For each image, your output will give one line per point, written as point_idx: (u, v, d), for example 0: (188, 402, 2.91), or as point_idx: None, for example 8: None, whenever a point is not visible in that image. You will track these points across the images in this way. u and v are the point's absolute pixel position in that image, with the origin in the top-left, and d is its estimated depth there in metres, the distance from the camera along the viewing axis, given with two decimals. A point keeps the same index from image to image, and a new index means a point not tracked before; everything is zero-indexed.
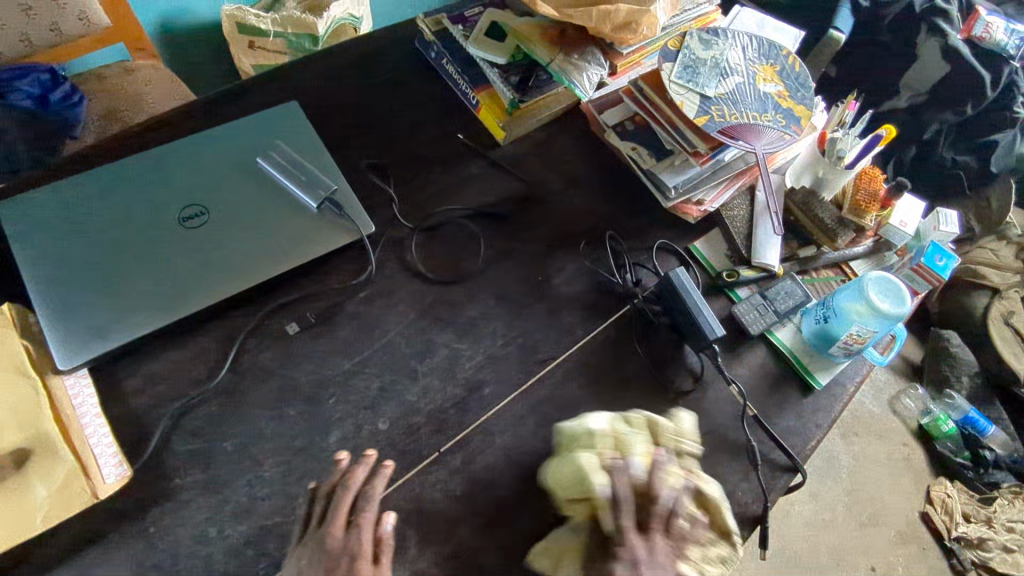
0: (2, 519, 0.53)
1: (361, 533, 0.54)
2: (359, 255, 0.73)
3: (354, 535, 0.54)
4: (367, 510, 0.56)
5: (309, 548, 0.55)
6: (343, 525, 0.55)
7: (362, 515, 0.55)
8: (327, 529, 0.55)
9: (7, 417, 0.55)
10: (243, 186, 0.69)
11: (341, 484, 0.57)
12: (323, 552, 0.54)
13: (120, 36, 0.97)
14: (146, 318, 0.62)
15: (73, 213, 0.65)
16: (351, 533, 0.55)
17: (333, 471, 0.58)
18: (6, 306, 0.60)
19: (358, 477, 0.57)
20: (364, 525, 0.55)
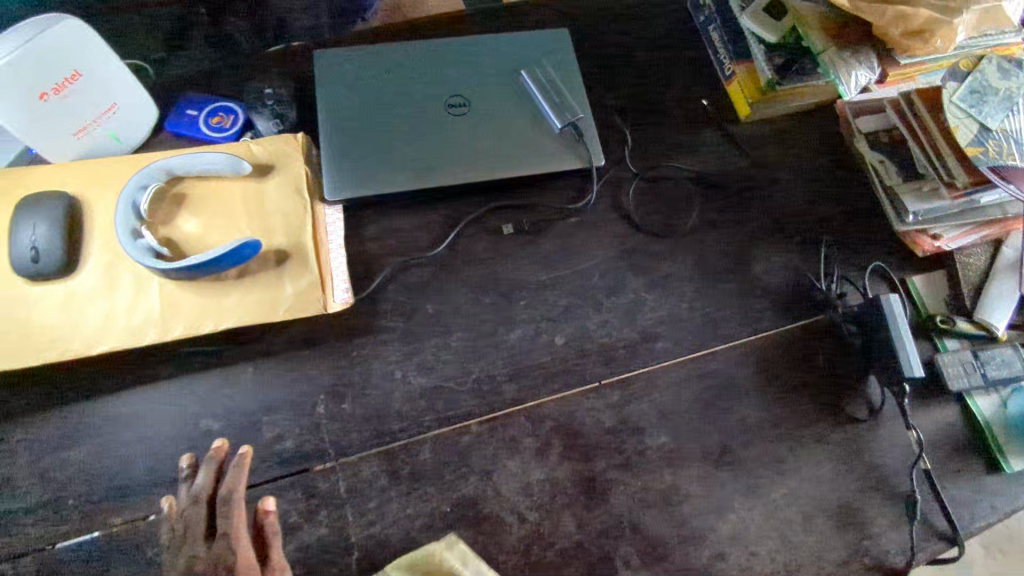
0: (257, 299, 0.63)
1: (235, 541, 0.52)
2: (581, 184, 0.77)
3: (218, 541, 0.52)
4: (233, 512, 0.53)
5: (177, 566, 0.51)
6: (205, 535, 0.53)
7: (228, 523, 0.53)
8: (188, 543, 0.52)
9: (282, 222, 0.66)
10: (502, 94, 0.76)
11: (192, 490, 0.54)
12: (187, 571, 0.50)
13: None
14: (398, 179, 0.71)
15: (365, 74, 0.75)
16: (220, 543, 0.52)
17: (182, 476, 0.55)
18: (301, 134, 0.71)
19: (209, 475, 0.55)
20: (239, 534, 0.53)
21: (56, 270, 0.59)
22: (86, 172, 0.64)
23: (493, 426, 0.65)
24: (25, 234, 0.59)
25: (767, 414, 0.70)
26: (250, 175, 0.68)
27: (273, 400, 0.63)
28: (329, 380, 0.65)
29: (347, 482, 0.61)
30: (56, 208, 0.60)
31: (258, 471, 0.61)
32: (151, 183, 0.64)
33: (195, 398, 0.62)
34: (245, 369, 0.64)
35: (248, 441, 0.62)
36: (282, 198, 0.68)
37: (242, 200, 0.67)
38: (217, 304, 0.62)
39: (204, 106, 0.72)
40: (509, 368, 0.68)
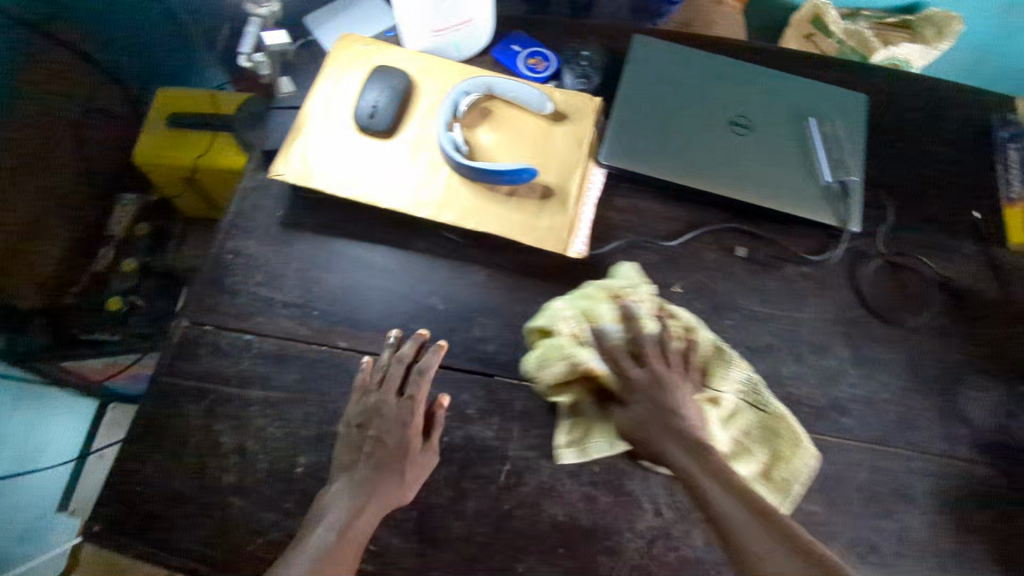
0: (516, 219, 0.70)
1: (413, 407, 0.64)
2: (825, 240, 0.77)
3: (405, 402, 0.64)
4: (421, 384, 0.64)
5: (363, 400, 0.63)
6: (395, 390, 0.64)
7: (417, 389, 0.64)
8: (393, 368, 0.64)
9: (558, 164, 0.73)
10: (787, 131, 0.78)
11: (400, 355, 0.65)
12: (377, 413, 0.63)
13: None
14: (665, 169, 0.75)
15: (670, 68, 0.80)
16: (404, 402, 0.64)
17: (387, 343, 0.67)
18: (598, 100, 0.77)
19: (409, 349, 0.66)
20: (417, 410, 0.64)
21: (381, 131, 0.70)
22: (429, 65, 0.75)
23: None
24: (372, 96, 0.70)
25: (930, 537, 0.67)
26: (547, 116, 0.76)
27: (491, 306, 0.70)
28: (539, 310, 0.71)
29: (522, 403, 0.67)
30: (399, 84, 0.72)
31: (457, 358, 0.68)
32: (473, 92, 0.73)
33: (434, 278, 0.70)
34: (479, 272, 0.71)
35: (460, 331, 0.69)
36: (565, 145, 0.75)
37: (533, 133, 0.74)
38: (484, 209, 0.70)
39: (527, 46, 0.80)
40: None
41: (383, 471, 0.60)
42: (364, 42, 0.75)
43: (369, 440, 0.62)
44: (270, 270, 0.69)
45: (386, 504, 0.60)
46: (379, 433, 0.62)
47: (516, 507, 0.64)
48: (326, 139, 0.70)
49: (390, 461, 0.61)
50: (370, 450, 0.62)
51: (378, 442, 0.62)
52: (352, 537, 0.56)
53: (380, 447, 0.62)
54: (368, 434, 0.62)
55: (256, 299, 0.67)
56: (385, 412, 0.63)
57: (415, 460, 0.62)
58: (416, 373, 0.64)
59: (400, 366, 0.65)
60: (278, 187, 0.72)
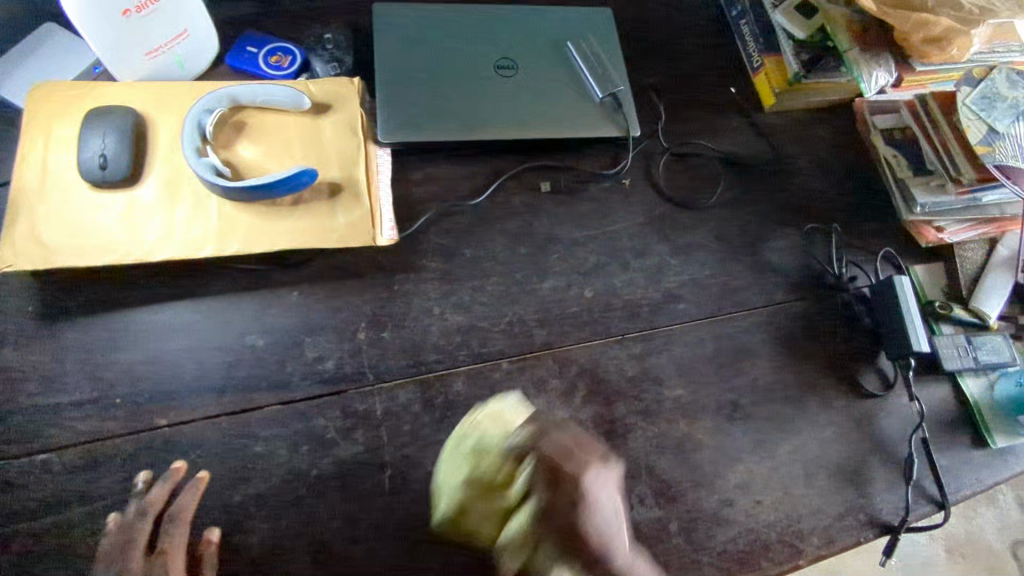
0: (309, 226, 0.66)
1: (168, 560, 0.54)
2: (615, 152, 0.81)
3: (160, 563, 0.54)
4: (177, 531, 0.55)
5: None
6: (144, 551, 0.55)
7: (173, 537, 0.55)
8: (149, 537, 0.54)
9: (336, 157, 0.69)
10: (550, 60, 0.80)
11: (145, 502, 0.55)
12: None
13: None
14: (445, 130, 0.74)
15: (420, 29, 0.78)
16: (155, 561, 0.55)
17: (135, 490, 0.57)
18: (357, 79, 0.74)
19: (162, 490, 0.56)
20: (175, 554, 0.55)
21: (121, 179, 0.62)
22: (155, 92, 0.67)
23: (521, 367, 0.69)
24: (95, 144, 0.61)
25: (777, 377, 0.74)
26: (308, 111, 0.71)
27: (316, 323, 0.66)
28: (370, 310, 0.68)
29: (382, 407, 0.64)
30: (125, 122, 0.63)
31: (298, 386, 0.63)
32: (215, 108, 0.67)
33: (242, 316, 0.65)
34: (292, 293, 0.67)
35: (291, 359, 0.64)
36: (336, 135, 0.71)
37: (298, 133, 0.70)
38: (271, 228, 0.65)
39: (264, 45, 0.75)
40: (539, 314, 0.72)
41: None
42: (67, 86, 0.65)
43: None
44: (44, 376, 0.59)
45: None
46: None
47: (410, 508, 0.61)
48: (56, 209, 0.61)
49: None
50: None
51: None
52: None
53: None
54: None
55: (38, 413, 0.58)
56: None
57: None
58: (171, 518, 0.55)
59: (141, 527, 0.55)
60: (20, 280, 0.62)
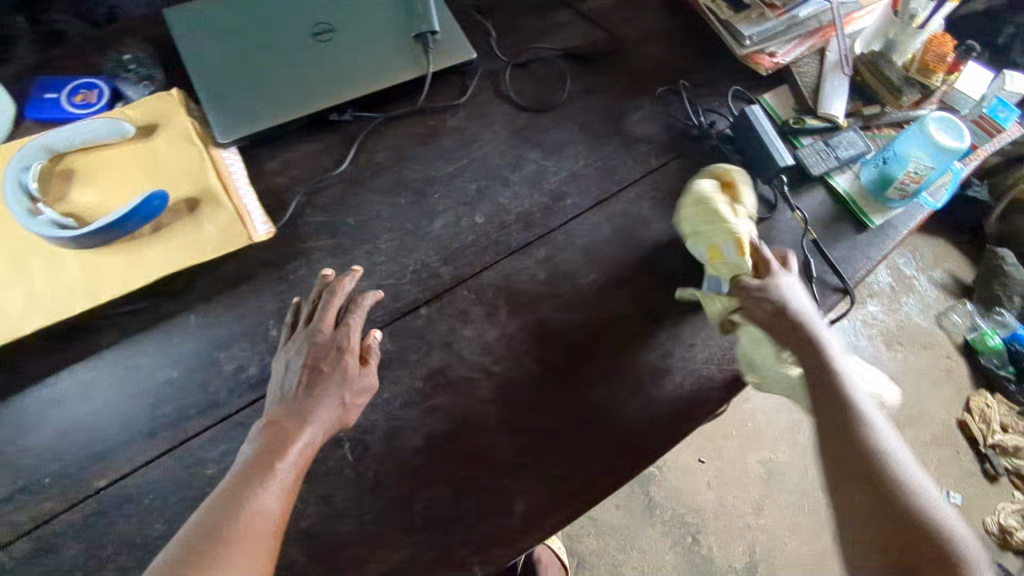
0: (180, 247, 0.64)
1: (350, 332, 0.61)
2: (461, 80, 0.82)
3: (342, 330, 0.61)
4: (354, 319, 0.61)
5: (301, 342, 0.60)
6: (333, 323, 0.61)
7: (352, 318, 0.61)
8: (317, 323, 0.60)
9: (182, 172, 0.67)
10: (364, 10, 0.78)
11: (331, 289, 0.62)
12: (311, 342, 0.59)
13: None
14: (283, 110, 0.72)
15: (224, 20, 0.75)
16: (339, 332, 0.61)
17: (319, 283, 0.63)
18: (175, 90, 0.71)
19: (342, 286, 0.62)
20: (353, 327, 0.61)
21: None
22: None
23: (439, 306, 0.70)
24: None
25: (674, 234, 0.79)
26: (135, 137, 0.68)
27: (225, 337, 0.65)
28: (273, 305, 0.67)
29: None
30: None
31: (228, 401, 0.62)
32: (34, 164, 0.63)
33: (148, 355, 0.63)
34: (188, 317, 0.65)
35: (211, 378, 0.63)
36: (175, 151, 0.68)
37: (133, 162, 0.66)
38: (140, 262, 0.63)
39: (63, 87, 0.70)
40: (441, 253, 0.73)
41: (318, 393, 0.57)
42: None
43: (307, 367, 0.58)
44: None
45: (328, 425, 0.57)
46: (316, 360, 0.59)
47: (379, 469, 0.63)
48: None
49: (327, 385, 0.58)
50: (306, 378, 0.58)
51: (315, 368, 0.58)
52: (294, 452, 0.53)
53: (316, 369, 0.58)
54: (305, 364, 0.58)
55: None
56: (315, 347, 0.59)
57: (353, 384, 0.59)
58: (352, 303, 0.62)
59: (329, 300, 0.61)
60: None
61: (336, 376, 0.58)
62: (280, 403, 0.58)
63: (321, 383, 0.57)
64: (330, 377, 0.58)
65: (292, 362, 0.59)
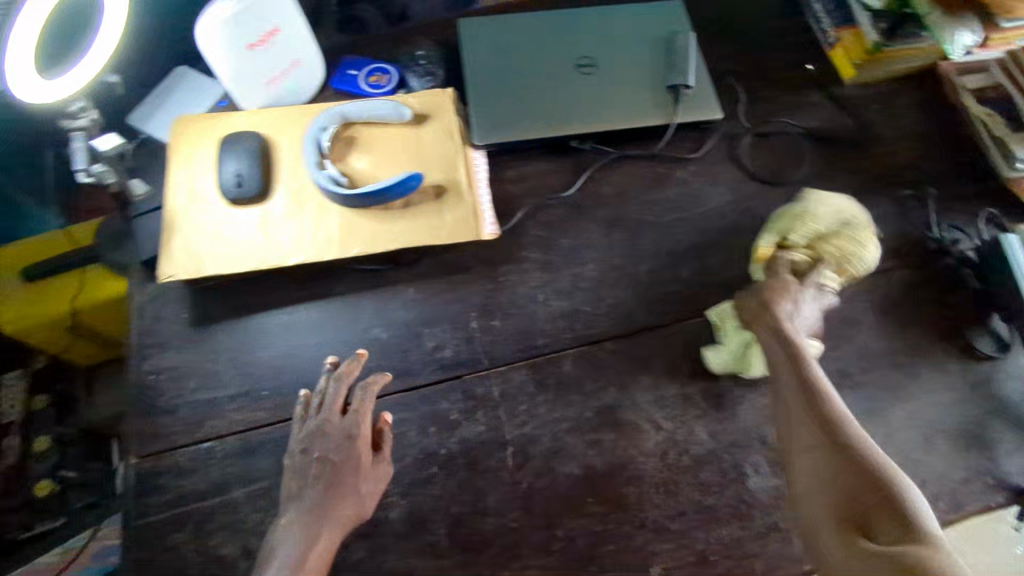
0: (421, 226, 0.71)
1: (360, 421, 0.60)
2: (697, 136, 0.84)
3: (350, 417, 0.60)
4: (366, 402, 0.61)
5: (310, 429, 0.60)
6: (340, 410, 0.61)
7: (360, 404, 0.61)
8: (327, 412, 0.60)
9: (438, 162, 0.75)
10: (627, 56, 0.84)
11: (338, 373, 0.62)
12: (324, 433, 0.59)
13: None
14: (535, 128, 0.79)
15: (505, 38, 0.83)
16: (350, 416, 0.61)
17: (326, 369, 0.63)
18: (449, 89, 0.79)
19: (350, 367, 0.62)
20: (364, 412, 0.61)
21: (253, 196, 0.68)
22: (273, 117, 0.73)
23: (626, 346, 0.71)
24: (232, 166, 0.68)
25: (883, 344, 0.74)
26: (409, 122, 0.76)
27: (432, 315, 0.70)
28: (479, 299, 0.72)
29: (499, 389, 0.67)
30: (252, 144, 0.69)
31: (421, 374, 0.67)
32: (330, 125, 0.73)
33: (367, 312, 0.69)
34: (407, 289, 0.71)
35: (413, 348, 0.68)
36: (437, 142, 0.76)
37: (403, 143, 0.75)
38: (387, 230, 0.70)
39: (363, 67, 0.81)
40: (639, 296, 0.74)
41: (340, 486, 0.58)
42: (202, 119, 0.71)
43: (321, 461, 0.59)
44: (200, 372, 0.65)
45: (345, 523, 0.57)
46: (330, 450, 0.59)
47: (533, 484, 0.64)
48: (198, 228, 0.66)
49: (344, 473, 0.58)
50: (320, 471, 0.58)
51: (326, 460, 0.59)
52: (318, 554, 0.54)
53: (328, 466, 0.58)
54: (317, 455, 0.59)
55: (198, 406, 0.63)
56: (326, 436, 0.59)
57: (370, 472, 0.60)
58: (359, 390, 0.62)
59: (338, 387, 0.61)
60: (174, 290, 0.68)
61: (346, 462, 0.59)
62: (293, 499, 0.58)
63: (335, 479, 0.58)
64: (342, 470, 0.58)
65: (303, 456, 0.59)
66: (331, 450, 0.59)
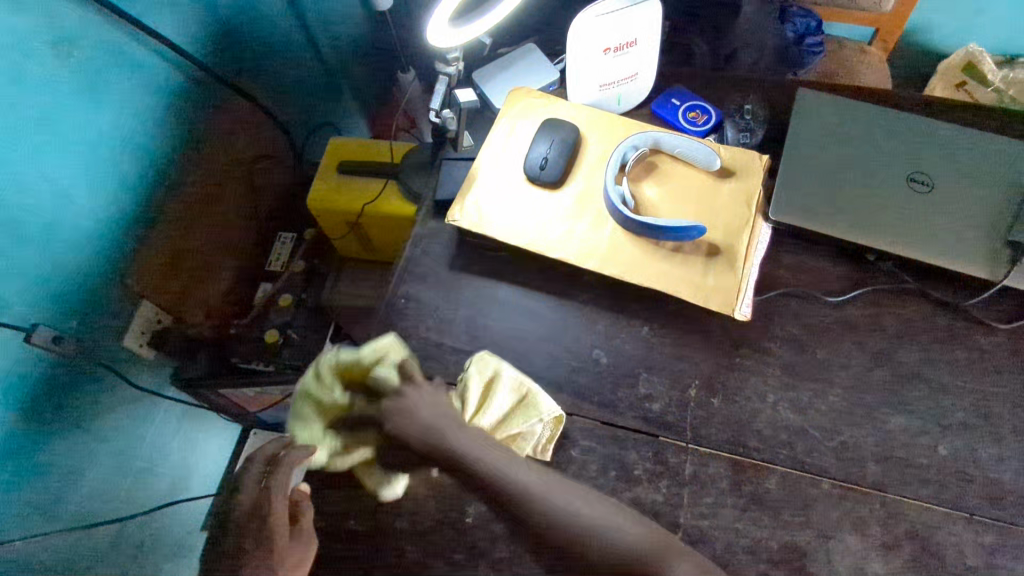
0: (682, 275, 0.69)
1: (277, 491, 0.55)
2: (1023, 307, 0.71)
3: (277, 491, 0.55)
4: (285, 483, 0.56)
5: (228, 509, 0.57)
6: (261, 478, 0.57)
7: (283, 480, 0.56)
8: (242, 492, 0.56)
9: (724, 222, 0.72)
10: (975, 189, 0.73)
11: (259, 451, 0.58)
12: (247, 508, 0.56)
13: (880, 24, 1.23)
14: (836, 225, 0.72)
15: (842, 122, 0.77)
16: (271, 493, 0.56)
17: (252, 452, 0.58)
18: (764, 156, 0.75)
19: (277, 442, 0.59)
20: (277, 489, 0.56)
21: (547, 182, 0.71)
22: (592, 117, 0.75)
23: (843, 495, 0.62)
24: (542, 149, 0.71)
25: None
26: (712, 172, 0.74)
27: (656, 363, 0.68)
28: (708, 371, 0.68)
29: (692, 468, 0.63)
30: (567, 136, 0.72)
31: (622, 413, 0.66)
32: (640, 146, 0.73)
33: (597, 331, 0.69)
34: (643, 327, 0.70)
35: (624, 387, 0.67)
36: (730, 203, 0.73)
37: (698, 189, 0.73)
38: (650, 266, 0.69)
39: (688, 100, 0.80)
40: (880, 449, 0.64)
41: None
42: (532, 96, 0.76)
43: (237, 546, 0.54)
44: (438, 315, 0.69)
45: None
46: (247, 534, 0.55)
47: None
48: (491, 189, 0.71)
49: (259, 558, 0.54)
50: (243, 563, 0.54)
51: (247, 549, 0.54)
52: None
53: (248, 554, 0.54)
54: (237, 541, 0.55)
55: (426, 344, 0.68)
56: (240, 509, 0.56)
57: (287, 556, 0.56)
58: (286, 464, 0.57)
59: (262, 463, 0.57)
60: (447, 234, 0.73)
61: (259, 549, 0.54)
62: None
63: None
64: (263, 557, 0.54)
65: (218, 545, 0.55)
66: (249, 528, 0.55)
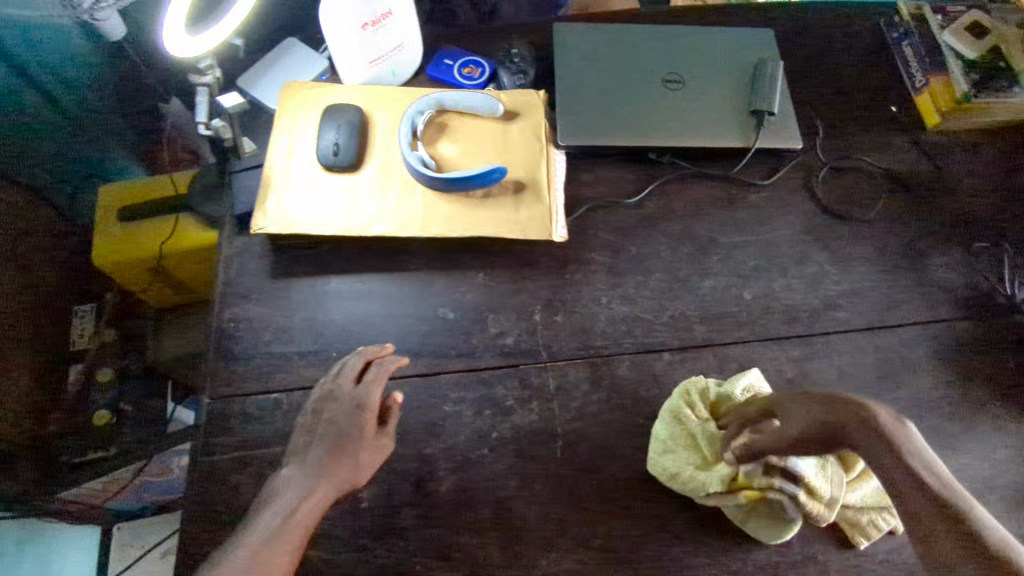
0: (499, 216, 0.73)
1: (375, 390, 0.61)
2: (775, 162, 0.85)
3: (364, 389, 0.61)
4: (373, 391, 0.61)
5: (321, 388, 0.62)
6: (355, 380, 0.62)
7: (376, 387, 0.62)
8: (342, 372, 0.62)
9: (521, 159, 0.77)
10: (714, 76, 0.85)
11: (365, 356, 0.63)
12: (335, 389, 0.62)
13: None
14: (617, 135, 0.80)
15: (596, 45, 0.85)
16: (361, 388, 0.61)
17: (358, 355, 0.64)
18: (541, 92, 0.82)
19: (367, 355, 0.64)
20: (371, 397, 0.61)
21: (346, 166, 0.71)
22: (373, 94, 0.76)
23: (681, 358, 0.71)
24: (331, 135, 0.71)
25: (939, 392, 0.73)
26: (499, 117, 0.79)
27: (499, 302, 0.72)
28: (544, 294, 0.73)
29: (555, 381, 0.69)
30: (352, 117, 0.73)
31: (480, 357, 0.69)
32: (427, 109, 0.76)
33: (437, 291, 0.72)
34: (478, 274, 0.73)
35: (475, 332, 0.70)
36: (522, 140, 0.78)
37: (489, 135, 0.78)
38: (467, 216, 0.72)
39: (458, 58, 0.84)
40: (701, 311, 0.74)
41: (340, 453, 0.58)
42: (307, 87, 0.75)
43: (327, 419, 0.60)
44: (276, 326, 0.68)
45: (338, 488, 0.57)
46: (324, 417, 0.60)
47: (579, 477, 0.65)
48: (293, 188, 0.70)
49: (350, 443, 0.58)
50: (326, 431, 0.59)
51: (334, 422, 0.59)
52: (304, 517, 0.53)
53: (314, 447, 0.58)
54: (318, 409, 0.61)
55: (272, 357, 0.67)
56: (315, 398, 0.62)
57: (368, 448, 0.59)
58: (376, 373, 0.62)
59: (363, 359, 0.63)
60: (260, 244, 0.71)
61: (316, 454, 0.58)
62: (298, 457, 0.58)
63: (323, 448, 0.58)
64: (340, 450, 0.58)
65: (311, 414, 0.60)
66: (343, 401, 0.60)
